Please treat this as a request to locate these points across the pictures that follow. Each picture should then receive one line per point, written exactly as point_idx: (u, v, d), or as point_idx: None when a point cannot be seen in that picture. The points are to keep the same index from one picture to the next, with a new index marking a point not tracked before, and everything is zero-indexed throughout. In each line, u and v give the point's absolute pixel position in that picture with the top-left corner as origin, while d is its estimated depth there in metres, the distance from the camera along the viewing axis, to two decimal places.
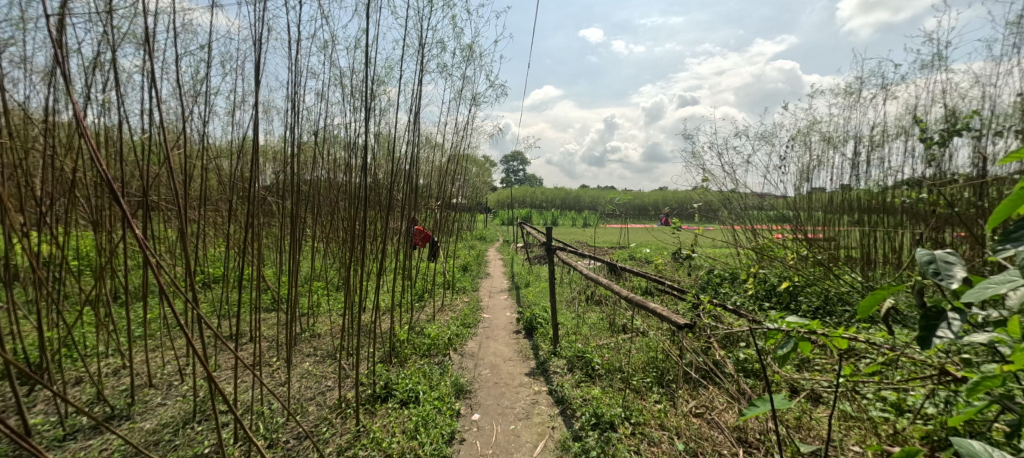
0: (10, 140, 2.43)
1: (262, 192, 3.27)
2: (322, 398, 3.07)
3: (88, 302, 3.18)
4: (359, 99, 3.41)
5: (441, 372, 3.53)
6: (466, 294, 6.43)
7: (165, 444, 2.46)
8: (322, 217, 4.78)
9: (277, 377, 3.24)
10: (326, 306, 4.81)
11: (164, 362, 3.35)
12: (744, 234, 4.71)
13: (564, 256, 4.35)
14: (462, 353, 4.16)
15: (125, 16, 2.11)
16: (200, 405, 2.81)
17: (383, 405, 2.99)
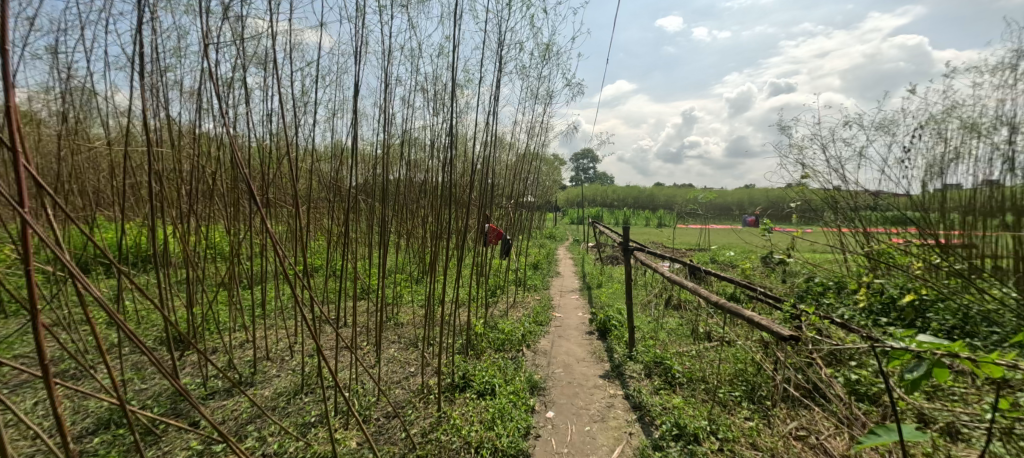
0: (167, 148, 2.92)
1: (356, 191, 3.57)
2: (406, 383, 3.29)
3: (221, 284, 3.73)
4: (441, 103, 3.57)
5: (515, 367, 3.59)
6: (538, 292, 6.46)
7: (280, 410, 2.81)
8: (407, 214, 5.10)
9: (367, 360, 3.53)
10: (408, 298, 5.14)
11: (278, 339, 3.82)
12: (854, 238, 4.14)
13: (643, 257, 4.16)
14: (535, 350, 4.20)
15: (250, 39, 2.42)
16: (307, 380, 3.17)
17: (462, 394, 3.12)
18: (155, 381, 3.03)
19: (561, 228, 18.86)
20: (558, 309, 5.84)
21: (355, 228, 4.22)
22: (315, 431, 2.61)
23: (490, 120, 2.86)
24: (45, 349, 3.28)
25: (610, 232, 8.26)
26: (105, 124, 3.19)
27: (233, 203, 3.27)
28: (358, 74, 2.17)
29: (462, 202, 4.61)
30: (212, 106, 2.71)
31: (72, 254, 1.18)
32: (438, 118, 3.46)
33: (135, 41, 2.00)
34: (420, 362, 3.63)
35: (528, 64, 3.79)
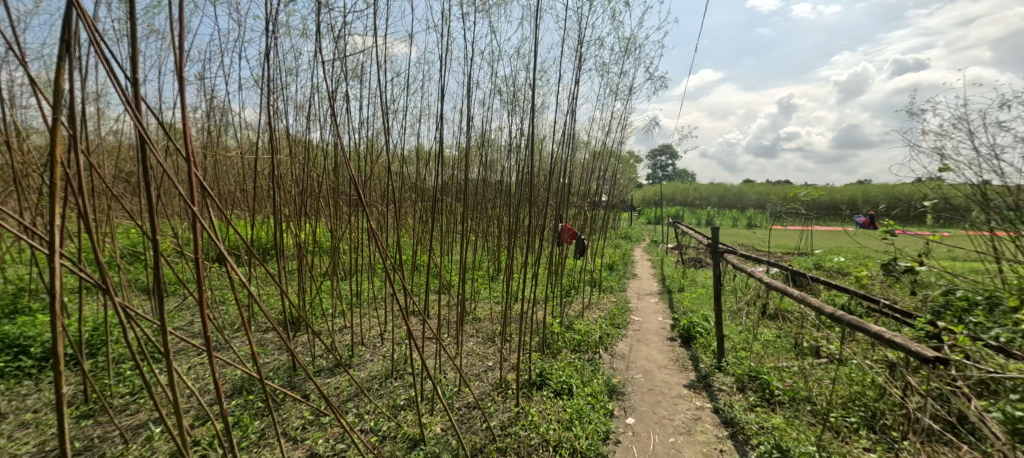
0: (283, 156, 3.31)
1: (440, 192, 3.74)
2: (485, 376, 3.38)
3: (325, 275, 4.14)
4: (520, 104, 3.61)
5: (593, 369, 3.52)
6: (613, 294, 6.28)
7: (373, 391, 3.07)
8: (486, 214, 5.23)
9: (449, 351, 3.70)
10: (485, 294, 5.29)
11: (371, 326, 4.15)
12: (1012, 244, 3.41)
13: (736, 262, 3.82)
14: (612, 353, 4.09)
15: (350, 56, 2.66)
16: (396, 365, 3.41)
17: (540, 392, 3.14)
18: (275, 356, 3.47)
19: (638, 228, 18.10)
20: (636, 312, 5.61)
21: (439, 226, 4.46)
22: (404, 414, 2.80)
23: (569, 120, 2.83)
24: (194, 323, 3.91)
25: (693, 233, 7.74)
26: (237, 137, 3.72)
27: (335, 203, 3.61)
28: (443, 82, 2.27)
29: (540, 201, 4.64)
30: (320, 116, 3.02)
31: (220, 247, 1.41)
32: (516, 119, 3.52)
33: (261, 63, 2.30)
34: (498, 357, 3.71)
35: (609, 59, 3.69)
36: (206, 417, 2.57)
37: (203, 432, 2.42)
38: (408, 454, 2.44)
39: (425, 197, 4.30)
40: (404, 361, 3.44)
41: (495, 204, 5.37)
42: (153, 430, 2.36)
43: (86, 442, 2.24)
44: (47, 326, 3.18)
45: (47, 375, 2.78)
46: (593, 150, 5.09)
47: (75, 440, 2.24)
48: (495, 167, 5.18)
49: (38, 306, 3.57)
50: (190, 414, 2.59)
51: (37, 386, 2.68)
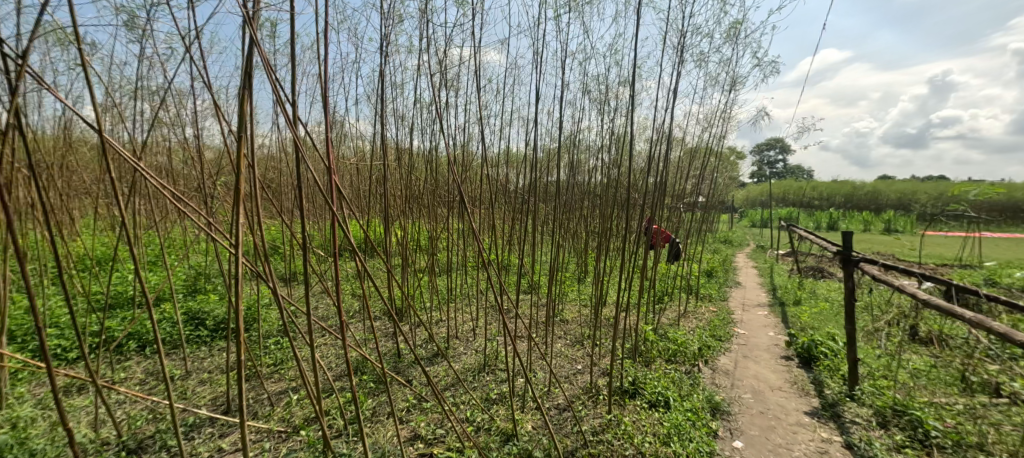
0: (390, 162, 3.60)
1: (532, 194, 3.76)
2: (574, 379, 3.33)
3: (424, 272, 4.43)
4: (614, 102, 3.49)
5: (692, 383, 3.28)
6: (714, 303, 5.78)
7: (467, 384, 3.20)
8: (577, 216, 5.15)
9: (537, 351, 3.71)
10: (572, 296, 5.22)
11: (464, 321, 4.34)
12: None
13: (879, 272, 3.24)
14: (714, 368, 3.76)
15: (450, 68, 2.80)
16: (489, 360, 3.52)
17: (633, 401, 3.00)
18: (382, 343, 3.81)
19: (742, 232, 16.49)
20: (742, 325, 5.09)
21: (529, 227, 4.51)
22: (497, 408, 2.89)
23: (668, 116, 2.66)
24: (318, 308, 4.46)
25: (812, 238, 6.81)
26: (353, 146, 4.15)
27: (433, 206, 3.83)
28: (535, 84, 2.29)
29: (631, 200, 4.47)
30: (422, 124, 3.24)
31: (337, 241, 1.57)
32: (609, 118, 3.41)
33: (375, 77, 2.53)
34: (588, 362, 3.63)
35: (711, 48, 3.41)
36: (330, 390, 2.91)
37: (327, 406, 2.75)
38: (501, 447, 2.50)
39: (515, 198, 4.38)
40: (496, 358, 3.53)
41: (583, 204, 5.28)
42: (290, 397, 2.74)
43: (244, 402, 2.69)
44: (217, 302, 3.90)
45: (217, 343, 3.40)
46: (694, 146, 4.73)
47: (237, 398, 2.70)
48: (585, 167, 5.07)
49: (210, 287, 4.37)
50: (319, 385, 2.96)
51: (210, 352, 3.29)
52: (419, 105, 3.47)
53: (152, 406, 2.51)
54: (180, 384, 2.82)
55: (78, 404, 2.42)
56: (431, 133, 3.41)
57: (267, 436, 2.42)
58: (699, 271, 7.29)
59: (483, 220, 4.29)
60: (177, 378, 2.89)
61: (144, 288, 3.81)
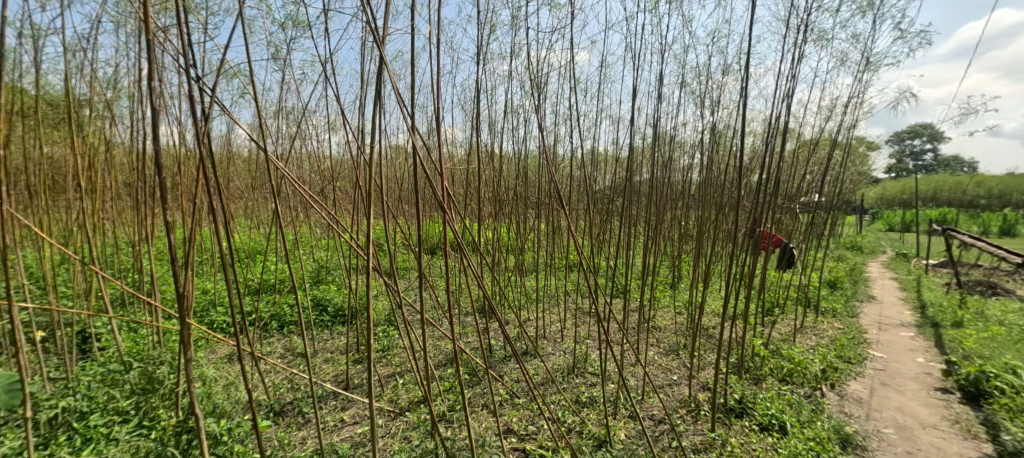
0: (485, 165, 3.71)
1: (626, 195, 3.60)
2: (671, 390, 3.12)
3: (514, 271, 4.51)
4: (718, 94, 3.21)
5: (814, 408, 2.88)
6: (840, 319, 5.03)
7: (557, 384, 3.19)
8: (675, 217, 4.82)
9: (629, 356, 3.55)
10: (665, 302, 4.93)
11: (552, 322, 4.34)
12: None
13: None
14: (842, 393, 3.27)
15: (543, 71, 2.82)
16: (578, 361, 3.47)
17: (741, 422, 2.73)
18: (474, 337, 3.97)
19: (878, 237, 14.11)
20: (878, 346, 4.36)
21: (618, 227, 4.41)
22: (588, 412, 2.84)
23: (787, 106, 2.40)
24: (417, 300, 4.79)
25: (977, 246, 5.60)
26: (450, 150, 4.40)
27: (524, 207, 3.87)
28: (633, 84, 2.22)
29: (734, 198, 4.14)
30: (512, 126, 3.30)
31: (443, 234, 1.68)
32: (713, 111, 3.18)
33: (473, 83, 2.62)
34: (686, 372, 3.39)
35: (838, 23, 2.98)
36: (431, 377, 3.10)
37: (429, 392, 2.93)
38: (593, 452, 2.45)
39: (605, 197, 4.27)
40: (585, 360, 3.46)
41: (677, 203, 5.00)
42: (396, 381, 2.99)
43: (358, 382, 3.00)
44: (337, 292, 4.40)
45: (336, 327, 3.84)
46: (817, 139, 4.17)
47: (351, 377, 3.02)
48: (682, 165, 4.75)
49: (330, 277, 4.95)
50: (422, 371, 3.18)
51: (330, 335, 3.73)
52: (508, 109, 3.52)
53: (288, 377, 2.92)
54: (309, 360, 3.24)
55: (237, 369, 2.91)
56: (521, 136, 3.45)
57: (377, 414, 2.68)
58: (819, 281, 6.40)
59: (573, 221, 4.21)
60: (305, 355, 3.32)
61: (281, 277, 4.43)
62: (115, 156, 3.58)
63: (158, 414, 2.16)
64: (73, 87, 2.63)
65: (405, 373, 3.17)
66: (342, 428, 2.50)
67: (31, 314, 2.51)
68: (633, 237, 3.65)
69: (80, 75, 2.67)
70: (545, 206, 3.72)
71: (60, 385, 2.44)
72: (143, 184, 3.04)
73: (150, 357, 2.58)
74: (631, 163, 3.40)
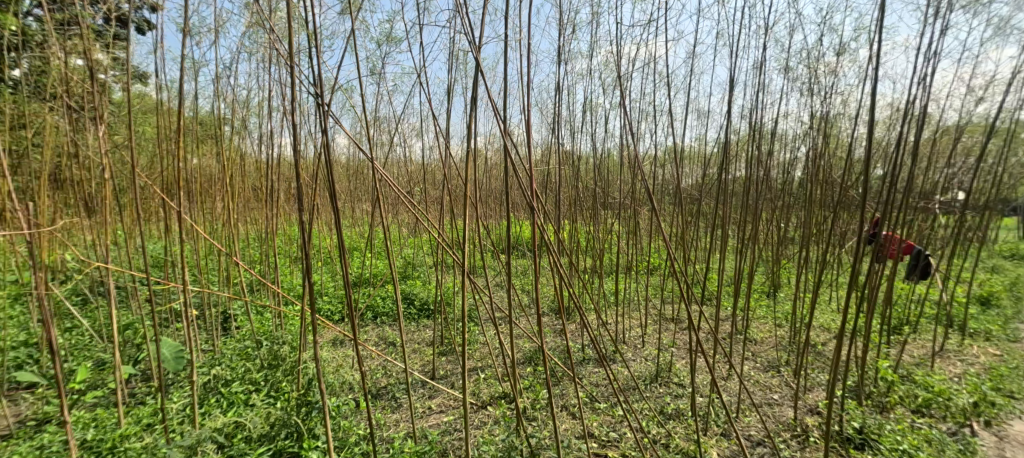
0: (567, 166, 3.67)
1: (720, 195, 3.33)
2: (773, 411, 2.82)
3: (595, 272, 4.41)
4: (832, 79, 2.84)
5: (962, 449, 2.41)
6: (995, 343, 4.18)
7: (641, 390, 3.01)
8: (777, 219, 4.35)
9: (721, 370, 3.27)
10: (762, 312, 4.47)
11: (634, 327, 4.16)
12: None
13: None
14: (1000, 434, 2.70)
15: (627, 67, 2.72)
16: (663, 370, 3.23)
17: (862, 455, 2.39)
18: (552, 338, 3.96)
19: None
20: None
21: (709, 226, 4.11)
22: (675, 424, 2.67)
23: (927, 88, 2.05)
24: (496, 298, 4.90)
25: None
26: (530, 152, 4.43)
27: (606, 208, 3.76)
28: (727, 75, 2.07)
29: (853, 197, 3.64)
30: (594, 126, 3.23)
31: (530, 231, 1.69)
32: (827, 99, 2.82)
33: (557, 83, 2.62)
34: (789, 392, 3.04)
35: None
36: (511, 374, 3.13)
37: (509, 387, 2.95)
38: None
39: (695, 198, 3.99)
40: (670, 369, 3.22)
41: (779, 202, 4.52)
42: (478, 376, 3.10)
43: (442, 373, 3.15)
44: (422, 286, 4.66)
45: (421, 321, 4.08)
46: (964, 126, 3.51)
47: (436, 368, 3.19)
48: (786, 161, 4.28)
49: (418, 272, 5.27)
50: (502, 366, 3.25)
51: (417, 327, 3.97)
52: (589, 109, 3.45)
53: (381, 364, 3.16)
54: (397, 349, 3.47)
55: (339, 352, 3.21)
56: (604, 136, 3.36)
57: (460, 406, 2.78)
58: (964, 297, 5.36)
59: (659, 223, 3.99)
60: (395, 345, 3.57)
61: (375, 272, 4.80)
62: (246, 163, 4.16)
63: (278, 387, 2.47)
64: (216, 107, 3.11)
65: (485, 369, 3.26)
66: (430, 416, 2.65)
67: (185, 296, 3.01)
68: (727, 240, 3.37)
69: (222, 98, 3.16)
70: (629, 207, 3.59)
71: (209, 355, 2.91)
72: (269, 188, 3.51)
73: (272, 337, 2.96)
74: (727, 160, 3.15)
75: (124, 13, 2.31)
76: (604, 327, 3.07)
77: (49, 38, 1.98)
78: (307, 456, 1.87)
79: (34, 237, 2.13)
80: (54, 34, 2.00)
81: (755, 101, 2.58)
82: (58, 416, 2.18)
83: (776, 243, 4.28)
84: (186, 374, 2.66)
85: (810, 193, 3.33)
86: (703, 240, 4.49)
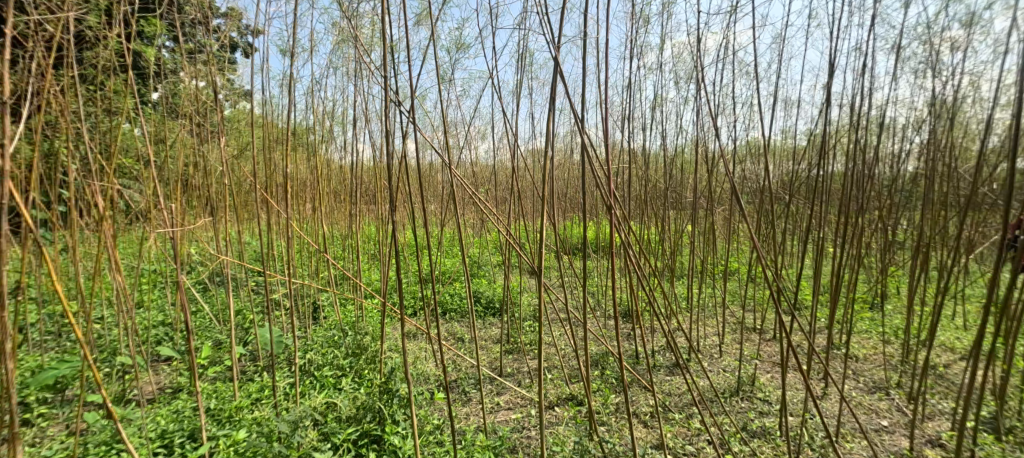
0: (640, 165, 3.52)
1: (815, 194, 3.00)
2: (882, 438, 2.48)
3: (667, 276, 4.19)
4: (959, 59, 2.45)
5: None
6: None
7: (722, 403, 2.79)
8: (886, 222, 3.85)
9: (814, 387, 2.95)
10: (865, 326, 3.97)
11: (710, 334, 3.90)
12: None
13: None
14: None
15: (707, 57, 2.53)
16: (745, 383, 2.95)
17: None
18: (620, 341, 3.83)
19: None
20: None
21: (799, 229, 3.74)
22: (762, 442, 2.45)
23: None
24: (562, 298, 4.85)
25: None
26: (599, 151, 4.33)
27: (681, 207, 3.55)
28: (830, 58, 1.86)
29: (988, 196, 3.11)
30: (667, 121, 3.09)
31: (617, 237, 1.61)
32: (954, 81, 2.43)
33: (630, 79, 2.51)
34: (902, 419, 2.66)
35: None
36: (579, 376, 3.08)
37: (577, 388, 2.89)
38: None
39: (786, 198, 3.63)
40: (753, 383, 2.95)
41: (887, 202, 3.99)
42: (544, 376, 3.09)
43: (510, 371, 3.19)
44: (489, 285, 4.75)
45: (488, 318, 4.17)
46: None
47: (503, 365, 3.23)
48: (894, 154, 3.78)
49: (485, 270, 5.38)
50: (567, 368, 3.21)
51: (484, 324, 4.06)
52: (663, 105, 3.28)
53: (451, 358, 3.28)
54: (465, 345, 3.57)
55: (413, 344, 3.36)
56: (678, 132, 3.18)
57: (528, 404, 2.79)
58: None
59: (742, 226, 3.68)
60: (463, 340, 3.68)
61: (445, 270, 4.97)
62: (333, 167, 4.51)
63: (362, 376, 2.66)
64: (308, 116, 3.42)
65: (550, 370, 3.24)
66: (498, 412, 2.70)
67: (282, 286, 3.35)
68: (824, 247, 3.02)
69: (315, 108, 3.47)
70: (708, 207, 3.37)
71: (302, 341, 3.20)
72: (353, 189, 3.80)
73: (357, 329, 3.21)
74: (823, 154, 2.83)
75: (234, 40, 2.63)
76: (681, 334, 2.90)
77: (181, 65, 2.32)
78: (389, 439, 2.00)
79: (171, 233, 2.50)
80: (185, 62, 2.34)
81: (864, 86, 2.28)
82: (187, 386, 2.54)
83: (885, 249, 3.78)
84: (283, 357, 2.96)
85: (930, 190, 2.89)
86: (794, 243, 4.08)
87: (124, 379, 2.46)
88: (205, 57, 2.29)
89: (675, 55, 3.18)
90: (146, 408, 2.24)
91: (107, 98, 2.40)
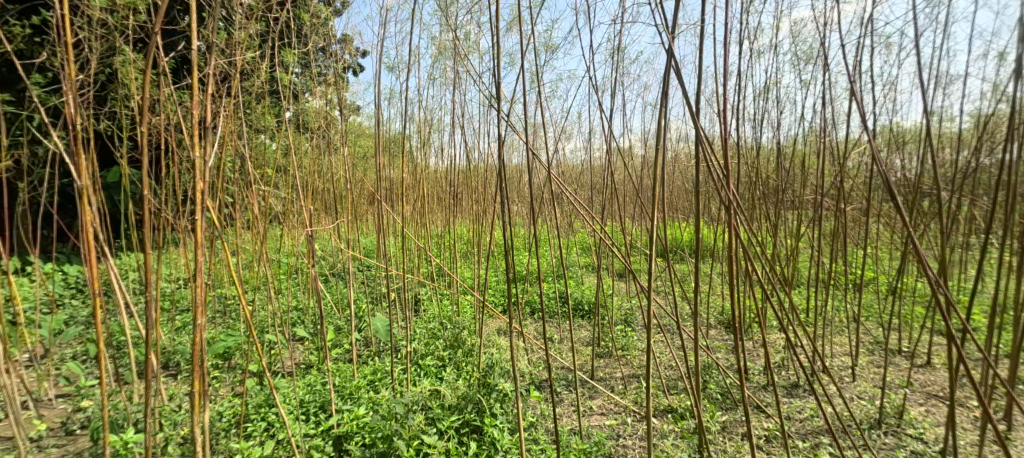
0: (751, 162, 3.17)
1: (998, 195, 2.41)
2: None
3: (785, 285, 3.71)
4: None
5: None
6: None
7: (858, 433, 2.39)
8: None
9: (990, 428, 2.39)
10: None
11: (839, 354, 3.38)
12: None
13: None
14: None
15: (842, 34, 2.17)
16: (889, 416, 2.50)
17: None
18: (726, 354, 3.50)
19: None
20: None
21: (962, 234, 3.08)
22: None
23: None
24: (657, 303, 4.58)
25: None
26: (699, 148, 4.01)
27: (803, 210, 3.11)
28: (1022, 20, 1.50)
29: None
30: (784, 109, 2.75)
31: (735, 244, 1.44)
32: None
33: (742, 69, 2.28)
34: None
35: None
36: (679, 388, 2.88)
37: (677, 400, 2.70)
38: None
39: (942, 199, 3.00)
40: (901, 415, 2.48)
41: None
42: (640, 384, 2.94)
43: (602, 376, 3.10)
44: (579, 286, 4.66)
45: (577, 321, 4.11)
46: None
47: (595, 370, 3.14)
48: None
49: (576, 271, 5.29)
50: (666, 378, 3.03)
51: (573, 326, 4.01)
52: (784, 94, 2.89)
53: (543, 358, 3.28)
54: (556, 346, 3.57)
55: (505, 341, 3.43)
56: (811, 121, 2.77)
57: (621, 412, 2.68)
58: None
59: (883, 229, 3.12)
60: (554, 341, 3.66)
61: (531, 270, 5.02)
62: (432, 171, 4.80)
63: (458, 370, 2.80)
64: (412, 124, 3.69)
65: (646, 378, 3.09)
66: (592, 416, 2.65)
67: (390, 280, 3.65)
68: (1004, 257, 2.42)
69: (417, 117, 3.73)
70: (837, 207, 2.93)
71: (406, 331, 3.47)
72: (451, 192, 4.02)
73: (453, 324, 3.38)
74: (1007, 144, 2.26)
75: (351, 62, 2.96)
76: (804, 351, 2.54)
77: (311, 87, 2.67)
78: (488, 430, 2.09)
79: (304, 231, 2.88)
80: (314, 84, 2.69)
81: None
82: (315, 364, 2.91)
83: None
84: (389, 345, 3.22)
85: None
86: (957, 251, 3.36)
87: (269, 354, 2.89)
88: (332, 79, 2.61)
89: (797, 35, 2.83)
90: (284, 380, 2.60)
91: (259, 118, 2.86)
